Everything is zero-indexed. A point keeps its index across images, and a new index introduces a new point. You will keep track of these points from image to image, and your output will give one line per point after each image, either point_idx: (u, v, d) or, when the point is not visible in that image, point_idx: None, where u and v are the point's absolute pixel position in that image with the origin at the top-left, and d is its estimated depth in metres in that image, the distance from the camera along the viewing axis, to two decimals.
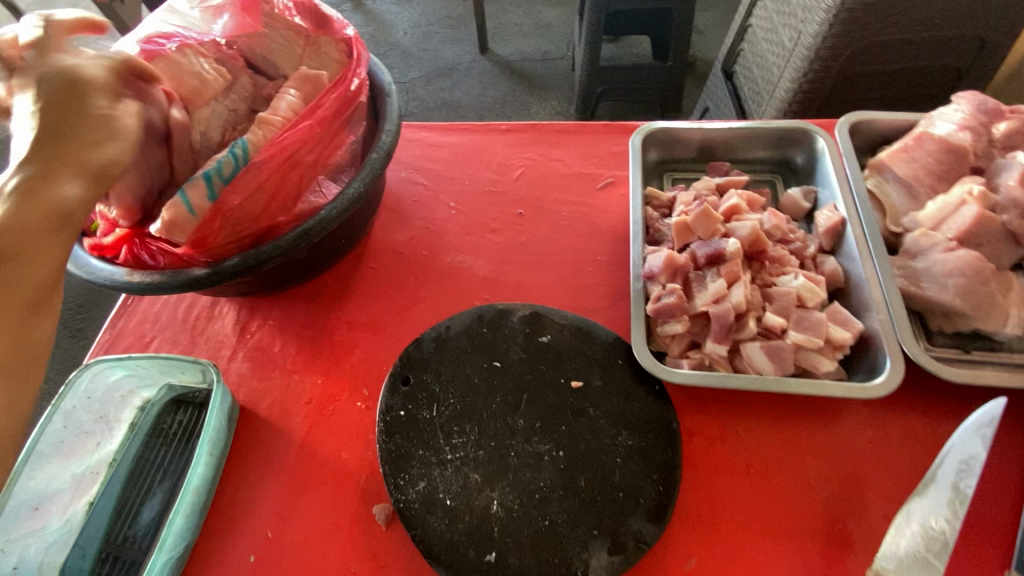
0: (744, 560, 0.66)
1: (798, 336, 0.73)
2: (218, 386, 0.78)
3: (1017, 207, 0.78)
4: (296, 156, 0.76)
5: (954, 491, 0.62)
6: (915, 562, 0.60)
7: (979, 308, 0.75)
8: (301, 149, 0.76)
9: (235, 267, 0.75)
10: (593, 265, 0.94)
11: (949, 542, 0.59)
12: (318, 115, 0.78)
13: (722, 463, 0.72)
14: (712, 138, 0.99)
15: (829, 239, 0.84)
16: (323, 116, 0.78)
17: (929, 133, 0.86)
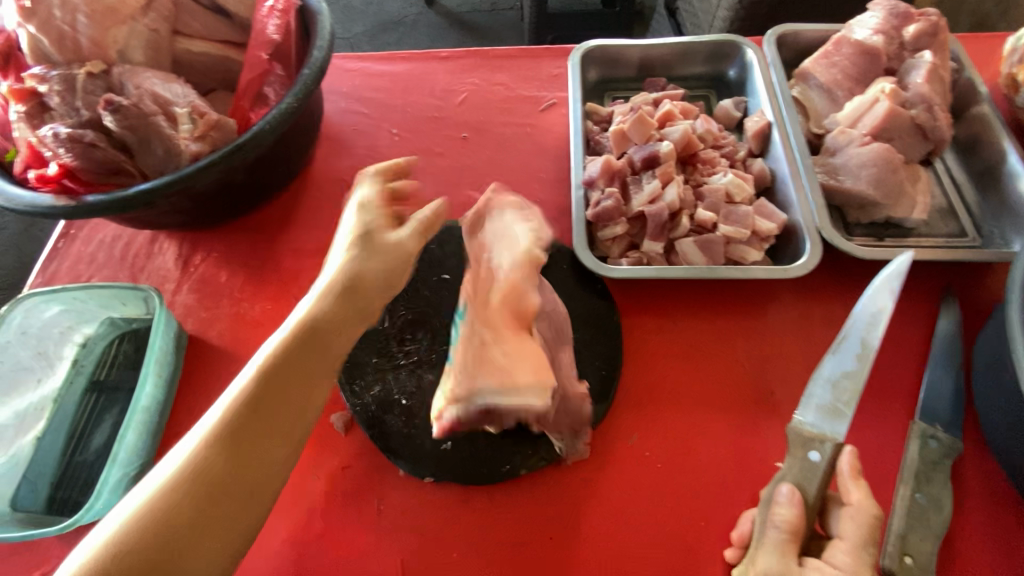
0: (681, 431, 0.72)
1: (727, 229, 0.77)
2: (161, 312, 0.77)
3: (924, 102, 0.84)
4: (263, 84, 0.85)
5: (862, 345, 0.67)
6: (830, 412, 0.64)
7: (890, 197, 0.81)
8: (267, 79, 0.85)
9: (170, 181, 0.73)
10: (539, 182, 0.95)
11: (858, 390, 0.64)
12: (266, 41, 0.84)
13: (661, 350, 0.77)
14: (649, 55, 1.01)
15: (757, 142, 0.88)
16: (269, 39, 0.84)
17: (847, 37, 0.90)
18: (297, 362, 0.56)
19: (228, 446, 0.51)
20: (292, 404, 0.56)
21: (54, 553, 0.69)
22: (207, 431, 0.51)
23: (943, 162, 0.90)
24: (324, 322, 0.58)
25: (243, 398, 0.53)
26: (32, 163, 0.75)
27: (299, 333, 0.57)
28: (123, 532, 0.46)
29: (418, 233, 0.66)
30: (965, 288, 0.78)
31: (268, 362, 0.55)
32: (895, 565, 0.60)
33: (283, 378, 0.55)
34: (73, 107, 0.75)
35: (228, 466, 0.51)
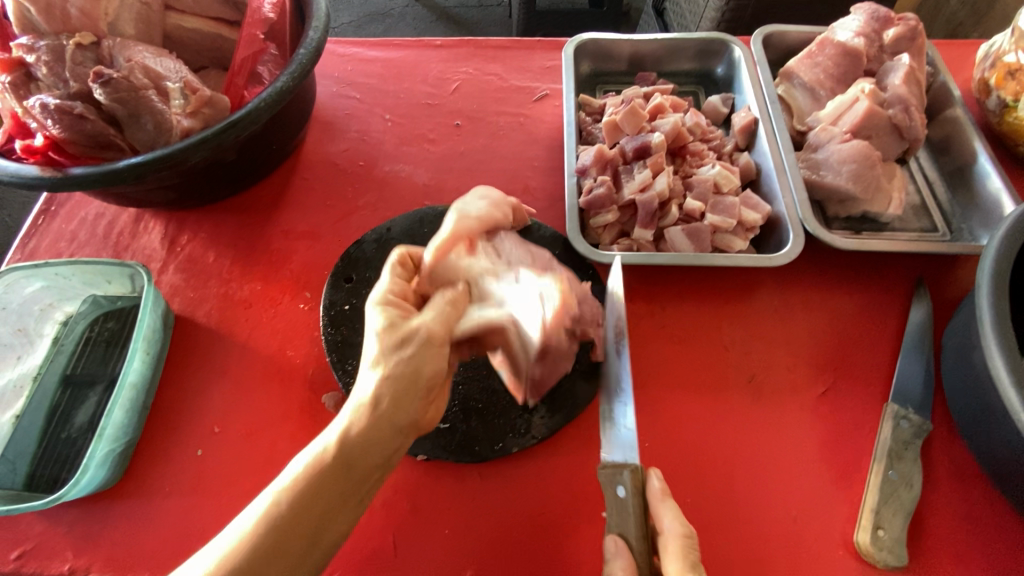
0: (666, 412, 0.74)
1: (714, 219, 0.80)
2: (149, 288, 0.76)
3: (902, 103, 0.87)
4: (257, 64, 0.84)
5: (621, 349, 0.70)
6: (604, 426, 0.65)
7: (868, 192, 0.84)
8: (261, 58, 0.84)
9: (163, 156, 0.72)
10: (532, 170, 0.96)
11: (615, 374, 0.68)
12: (260, 19, 0.83)
13: (648, 334, 0.79)
14: (640, 50, 1.03)
15: (743, 137, 0.91)
16: (263, 17, 0.83)
17: (831, 39, 0.94)
18: (400, 395, 0.54)
19: (333, 485, 0.53)
20: (390, 443, 0.55)
21: (35, 532, 0.68)
22: (327, 450, 0.53)
23: (917, 161, 0.95)
24: (399, 389, 0.55)
25: (357, 439, 0.53)
26: (18, 134, 0.74)
27: (388, 383, 0.54)
28: (243, 548, 0.49)
29: (448, 318, 0.59)
30: (934, 279, 0.82)
31: (379, 393, 0.54)
32: (868, 539, 0.64)
33: (380, 425, 0.54)
34: (61, 78, 0.74)
35: (313, 506, 0.52)
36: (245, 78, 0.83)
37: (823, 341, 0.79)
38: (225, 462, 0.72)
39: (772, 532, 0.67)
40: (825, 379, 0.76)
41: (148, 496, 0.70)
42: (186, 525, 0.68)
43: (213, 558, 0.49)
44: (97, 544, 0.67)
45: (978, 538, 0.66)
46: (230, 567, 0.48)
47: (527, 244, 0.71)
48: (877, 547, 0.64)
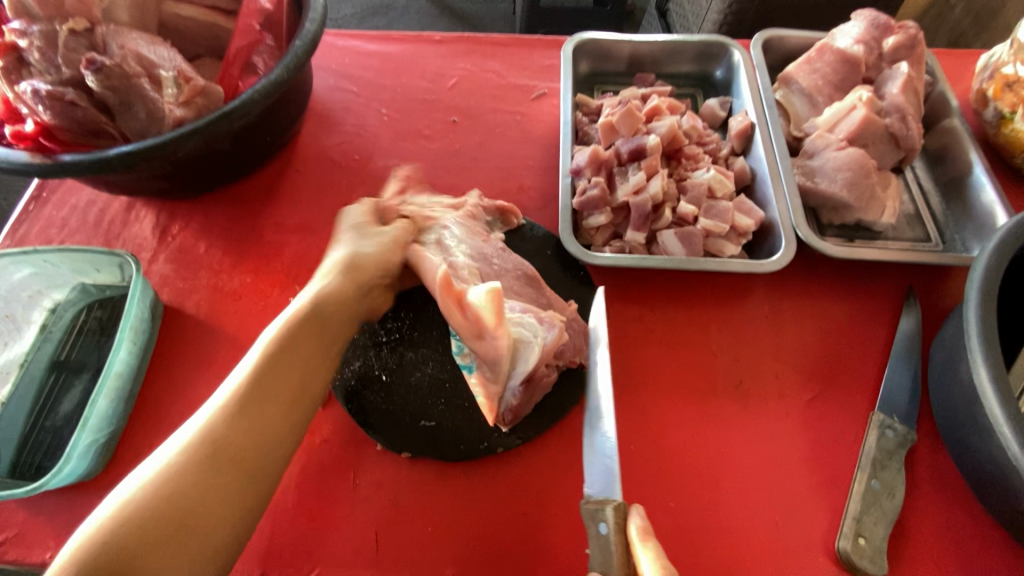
0: (652, 415, 0.74)
1: (707, 223, 0.80)
2: (138, 278, 0.75)
3: (898, 111, 0.87)
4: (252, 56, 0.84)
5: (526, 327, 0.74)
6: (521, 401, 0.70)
7: (862, 200, 0.84)
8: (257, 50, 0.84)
9: (154, 145, 0.71)
10: (527, 169, 0.96)
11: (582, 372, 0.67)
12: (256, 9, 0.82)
13: (638, 337, 0.79)
14: (639, 51, 1.03)
15: (739, 141, 0.91)
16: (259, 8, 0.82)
17: (830, 45, 0.94)
18: (330, 297, 0.67)
19: (275, 388, 0.60)
20: (325, 338, 0.66)
21: (17, 519, 0.68)
22: (252, 370, 0.60)
23: (913, 171, 0.94)
24: (319, 338, 0.65)
25: (279, 361, 0.61)
26: (9, 120, 0.74)
27: (304, 321, 0.64)
28: (157, 481, 0.51)
29: (370, 295, 0.72)
30: (926, 289, 0.82)
31: (292, 331, 0.63)
32: (849, 547, 0.64)
33: (302, 344, 0.63)
34: (54, 63, 0.73)
35: (239, 431, 0.56)
36: (240, 69, 0.83)
37: (812, 349, 0.79)
38: None
39: (754, 538, 0.67)
40: (813, 387, 0.76)
41: None
42: None
43: (85, 530, 0.48)
44: None
45: (960, 549, 0.66)
46: (133, 507, 0.49)
47: (512, 257, 0.77)
48: (859, 555, 0.64)
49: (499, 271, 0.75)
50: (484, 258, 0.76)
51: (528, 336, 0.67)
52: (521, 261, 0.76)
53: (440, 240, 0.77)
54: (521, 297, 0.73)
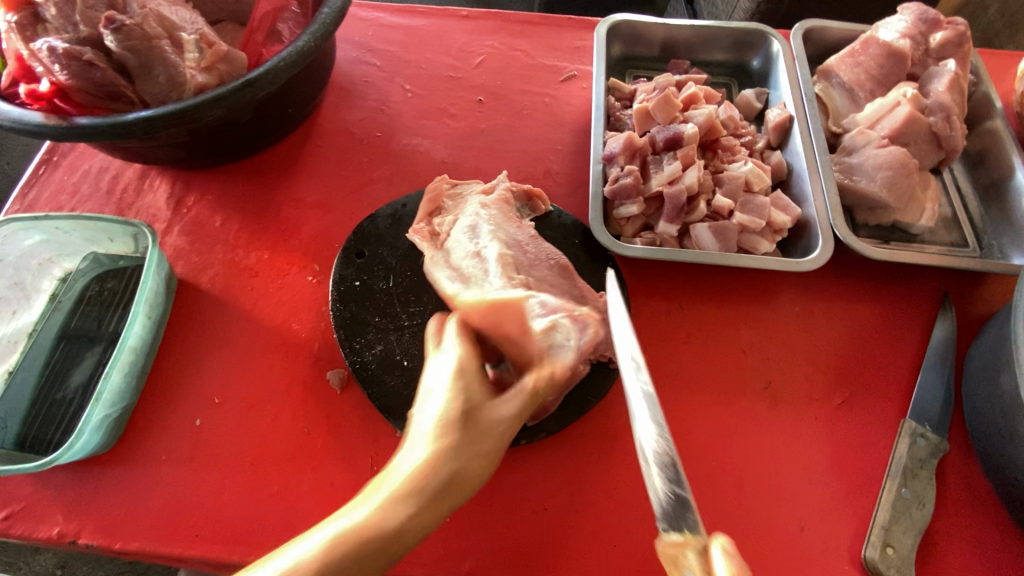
0: (677, 413, 0.72)
1: (743, 218, 0.77)
2: (154, 250, 0.73)
3: (943, 110, 0.84)
4: (276, 24, 0.81)
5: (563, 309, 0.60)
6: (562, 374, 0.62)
7: (902, 200, 0.81)
8: (280, 19, 0.81)
9: (175, 112, 0.68)
10: (555, 154, 0.93)
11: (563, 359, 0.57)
12: None
13: (665, 332, 0.77)
14: (674, 36, 0.99)
15: (776, 135, 0.88)
16: None
17: (875, 38, 0.90)
18: (479, 412, 0.53)
19: (423, 508, 0.48)
20: (466, 455, 0.51)
21: (25, 493, 0.66)
22: (419, 486, 0.48)
23: (951, 173, 0.92)
24: (463, 453, 0.51)
25: (418, 491, 0.48)
26: (22, 78, 0.71)
27: (451, 440, 0.51)
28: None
29: (525, 406, 0.55)
30: (961, 296, 0.80)
31: (441, 447, 0.50)
32: (877, 555, 0.63)
33: (457, 457, 0.50)
34: (71, 21, 0.70)
35: (347, 575, 0.44)
36: (264, 36, 0.79)
37: (843, 352, 0.77)
38: (223, 434, 0.70)
39: (778, 542, 0.66)
40: (843, 391, 0.74)
41: (142, 464, 0.68)
42: (181, 495, 0.67)
43: None
44: (88, 509, 0.66)
45: (988, 561, 0.65)
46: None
47: (544, 245, 0.73)
48: (886, 564, 0.63)
49: (532, 259, 0.70)
50: (516, 244, 0.72)
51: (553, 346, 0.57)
52: (553, 251, 0.72)
53: (473, 225, 0.73)
54: (554, 289, 0.68)
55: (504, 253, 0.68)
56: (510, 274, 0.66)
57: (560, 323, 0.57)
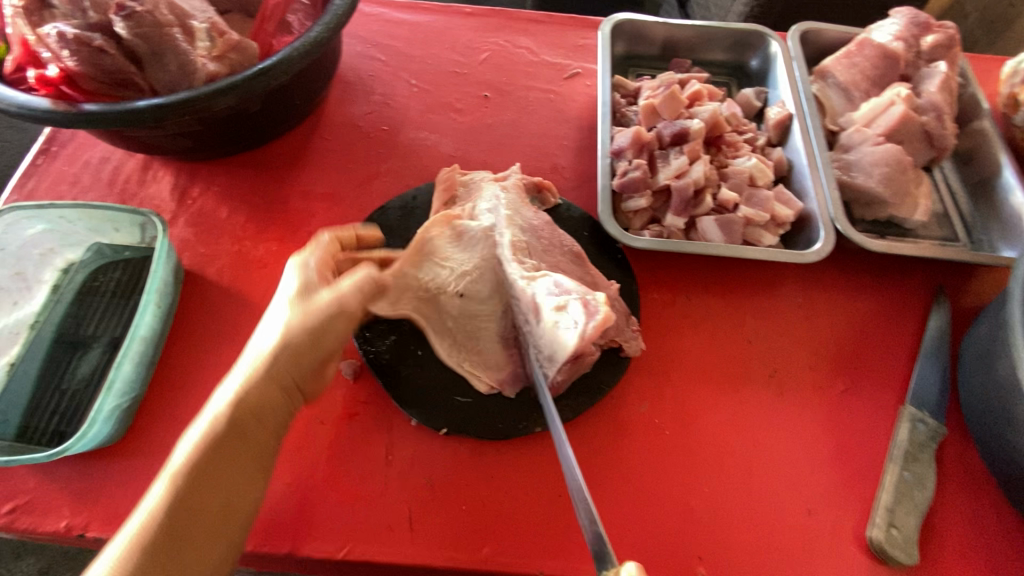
0: (686, 400, 0.74)
1: (748, 211, 0.79)
2: (164, 240, 0.72)
3: (935, 109, 0.88)
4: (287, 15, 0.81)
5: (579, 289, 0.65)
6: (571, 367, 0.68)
7: (898, 196, 0.84)
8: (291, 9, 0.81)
9: (188, 99, 0.67)
10: (562, 149, 0.94)
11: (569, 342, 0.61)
12: None
13: (673, 323, 0.79)
14: (675, 36, 1.01)
15: (776, 132, 0.91)
16: None
17: (870, 40, 0.93)
18: (339, 302, 0.62)
19: (267, 376, 0.59)
20: (314, 326, 0.60)
21: (29, 486, 0.65)
22: (246, 376, 0.58)
23: (942, 171, 0.95)
24: (314, 324, 0.60)
25: (248, 387, 0.57)
26: (28, 64, 0.70)
27: (296, 321, 0.60)
28: (177, 487, 0.51)
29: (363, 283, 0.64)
30: (954, 288, 0.83)
31: (293, 330, 0.60)
32: (882, 536, 0.65)
33: (317, 334, 0.61)
34: (80, 6, 0.69)
35: (247, 420, 0.56)
36: (276, 26, 0.79)
37: (843, 342, 0.79)
38: None
39: (786, 525, 0.67)
40: (845, 379, 0.76)
41: (150, 456, 0.67)
42: None
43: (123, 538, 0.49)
44: (96, 502, 0.64)
45: (986, 541, 0.67)
46: (156, 517, 0.50)
47: (559, 233, 0.75)
48: (890, 544, 0.65)
49: (547, 243, 0.74)
50: (532, 230, 0.74)
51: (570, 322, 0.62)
52: (568, 238, 0.75)
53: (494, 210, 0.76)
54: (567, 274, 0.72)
55: (518, 240, 0.72)
56: (521, 259, 0.71)
57: (572, 301, 0.63)
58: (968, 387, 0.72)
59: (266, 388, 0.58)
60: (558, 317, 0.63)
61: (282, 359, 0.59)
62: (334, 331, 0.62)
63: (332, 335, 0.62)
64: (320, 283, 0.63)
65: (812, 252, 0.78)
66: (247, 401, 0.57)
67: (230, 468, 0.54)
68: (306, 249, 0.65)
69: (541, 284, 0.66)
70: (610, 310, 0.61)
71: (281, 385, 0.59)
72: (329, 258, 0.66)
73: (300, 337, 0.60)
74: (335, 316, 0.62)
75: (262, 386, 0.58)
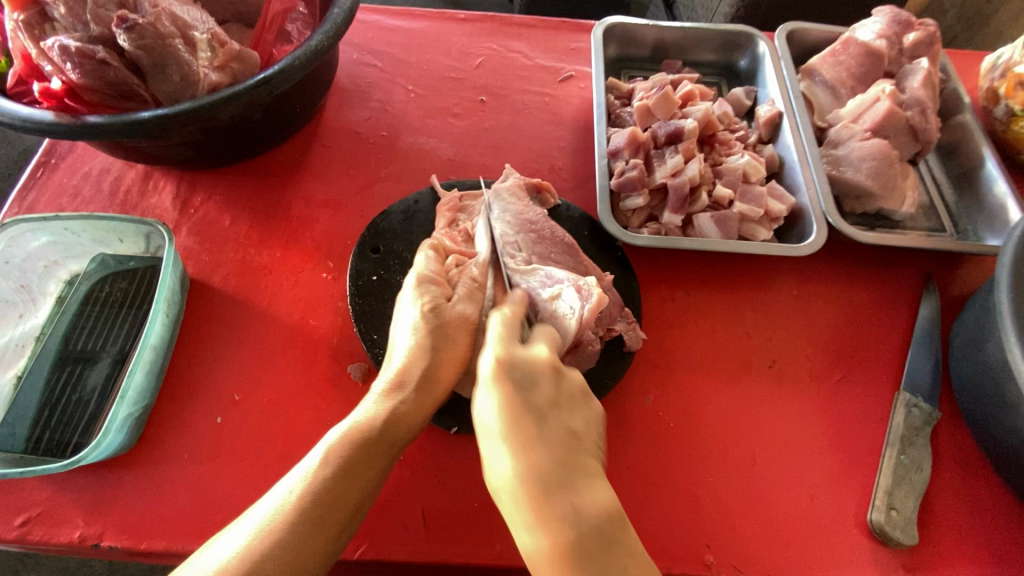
0: (689, 393, 0.76)
1: (743, 207, 0.81)
2: (171, 249, 0.72)
3: (919, 104, 0.91)
4: (286, 25, 0.82)
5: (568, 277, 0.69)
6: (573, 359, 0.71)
7: (886, 189, 0.87)
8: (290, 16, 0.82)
9: (191, 109, 0.68)
10: (558, 151, 0.96)
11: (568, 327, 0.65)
12: None
13: (673, 318, 0.81)
14: (666, 38, 1.03)
15: (767, 129, 0.93)
16: None
17: (854, 38, 0.96)
18: (432, 370, 0.62)
19: (373, 448, 0.56)
20: (410, 400, 0.60)
21: (42, 497, 0.65)
22: (347, 438, 0.55)
23: (926, 164, 0.98)
24: (409, 401, 0.60)
25: (341, 453, 0.55)
26: (30, 77, 0.70)
27: (400, 393, 0.60)
28: (262, 544, 0.50)
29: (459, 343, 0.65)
30: (943, 276, 0.86)
31: (393, 406, 0.59)
32: (882, 518, 0.67)
33: (412, 403, 0.60)
34: (81, 20, 0.70)
35: (349, 479, 0.54)
36: (275, 34, 0.80)
37: (838, 331, 0.81)
38: (245, 430, 0.70)
39: (790, 511, 0.69)
40: (841, 367, 0.79)
41: (163, 463, 0.67)
42: (205, 492, 0.66)
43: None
44: (109, 511, 0.65)
45: (981, 519, 0.69)
46: (236, 572, 0.48)
47: (556, 228, 0.77)
48: (891, 526, 0.66)
49: (536, 236, 0.76)
50: (522, 225, 0.77)
51: (564, 310, 0.66)
52: (560, 229, 0.77)
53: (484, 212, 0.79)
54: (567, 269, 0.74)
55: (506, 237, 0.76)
56: (511, 254, 0.74)
57: (562, 289, 0.67)
58: (959, 371, 0.74)
59: (368, 467, 0.55)
60: (554, 306, 0.67)
61: (387, 433, 0.57)
62: (424, 400, 0.61)
63: (428, 400, 0.61)
64: (430, 337, 0.64)
65: (805, 244, 0.80)
66: (346, 476, 0.54)
67: (313, 546, 0.51)
68: (419, 299, 0.66)
69: (534, 278, 0.71)
70: (600, 290, 0.65)
71: (378, 458, 0.56)
72: (433, 313, 0.65)
73: (399, 407, 0.59)
74: (433, 378, 0.62)
75: (362, 453, 0.55)
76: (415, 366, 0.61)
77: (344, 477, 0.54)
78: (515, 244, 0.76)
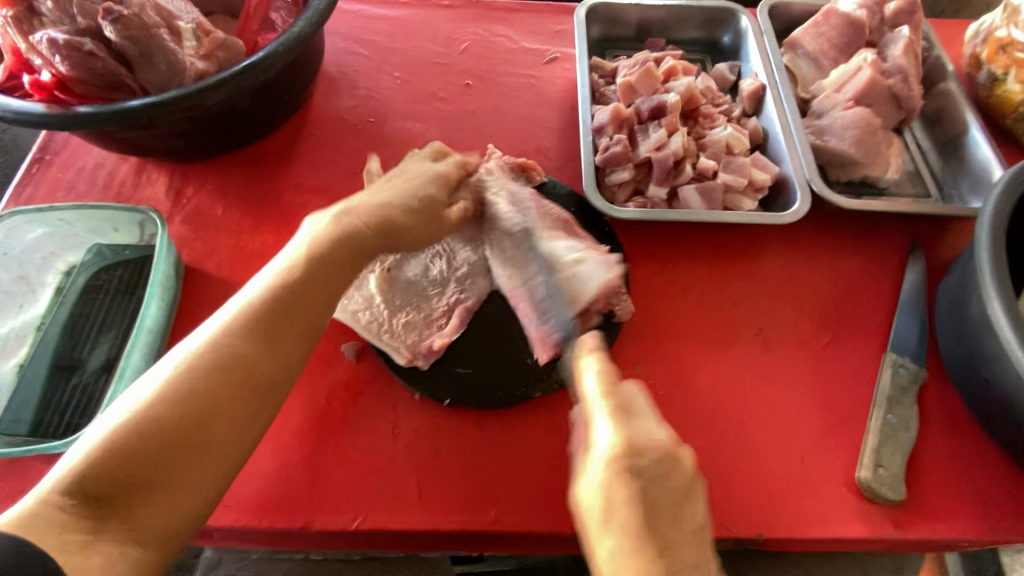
0: (677, 362, 0.77)
1: (727, 178, 0.82)
2: (163, 235, 0.74)
3: (901, 72, 0.91)
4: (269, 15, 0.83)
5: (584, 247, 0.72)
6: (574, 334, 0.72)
7: (870, 156, 0.87)
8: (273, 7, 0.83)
9: (178, 97, 0.69)
10: (544, 131, 0.97)
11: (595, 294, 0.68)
12: None
13: (661, 289, 0.82)
14: (649, 17, 1.04)
15: (751, 102, 0.94)
16: None
17: (836, 9, 0.97)
18: (323, 268, 0.60)
19: (251, 334, 0.55)
20: (298, 289, 0.58)
21: (47, 479, 0.67)
22: (237, 317, 0.55)
23: (912, 132, 0.99)
24: (297, 291, 0.58)
25: (234, 336, 0.54)
26: (21, 71, 0.72)
27: (293, 282, 0.58)
28: (113, 438, 0.47)
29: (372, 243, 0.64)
30: (928, 241, 0.86)
31: (282, 292, 0.57)
32: (869, 476, 0.68)
33: (298, 293, 0.58)
34: (68, 13, 0.71)
35: (227, 385, 0.52)
36: (259, 23, 0.82)
37: (825, 297, 0.82)
38: None
39: (779, 472, 0.70)
40: (829, 332, 0.80)
41: None
42: None
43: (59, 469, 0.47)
44: None
45: (969, 475, 0.70)
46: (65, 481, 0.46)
47: (542, 204, 0.77)
48: (878, 483, 0.68)
49: (532, 215, 0.75)
50: (518, 204, 0.76)
51: (589, 274, 0.69)
52: (551, 206, 0.78)
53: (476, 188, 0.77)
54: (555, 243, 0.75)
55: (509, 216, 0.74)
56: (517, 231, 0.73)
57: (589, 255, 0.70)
58: (944, 331, 0.75)
59: (255, 359, 0.55)
60: (577, 269, 0.70)
61: (282, 322, 0.57)
62: (315, 296, 0.59)
63: (318, 297, 0.59)
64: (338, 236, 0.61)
65: (789, 212, 0.81)
66: (234, 364, 0.53)
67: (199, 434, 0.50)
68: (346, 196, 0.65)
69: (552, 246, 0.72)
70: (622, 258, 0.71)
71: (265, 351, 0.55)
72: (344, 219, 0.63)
73: (285, 297, 0.57)
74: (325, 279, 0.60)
75: (246, 334, 0.55)
76: (309, 267, 0.59)
77: (235, 365, 0.53)
78: (521, 222, 0.74)
